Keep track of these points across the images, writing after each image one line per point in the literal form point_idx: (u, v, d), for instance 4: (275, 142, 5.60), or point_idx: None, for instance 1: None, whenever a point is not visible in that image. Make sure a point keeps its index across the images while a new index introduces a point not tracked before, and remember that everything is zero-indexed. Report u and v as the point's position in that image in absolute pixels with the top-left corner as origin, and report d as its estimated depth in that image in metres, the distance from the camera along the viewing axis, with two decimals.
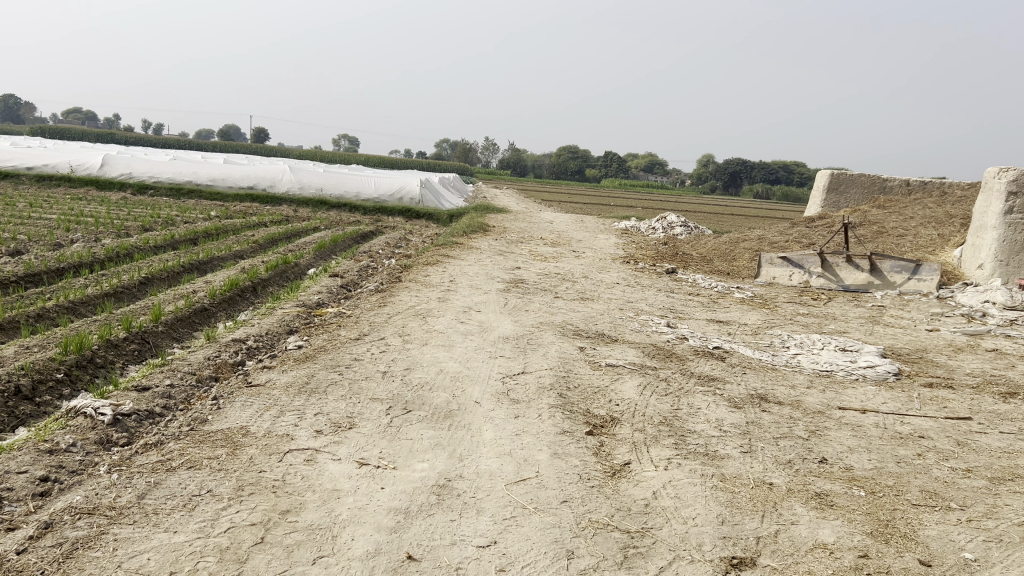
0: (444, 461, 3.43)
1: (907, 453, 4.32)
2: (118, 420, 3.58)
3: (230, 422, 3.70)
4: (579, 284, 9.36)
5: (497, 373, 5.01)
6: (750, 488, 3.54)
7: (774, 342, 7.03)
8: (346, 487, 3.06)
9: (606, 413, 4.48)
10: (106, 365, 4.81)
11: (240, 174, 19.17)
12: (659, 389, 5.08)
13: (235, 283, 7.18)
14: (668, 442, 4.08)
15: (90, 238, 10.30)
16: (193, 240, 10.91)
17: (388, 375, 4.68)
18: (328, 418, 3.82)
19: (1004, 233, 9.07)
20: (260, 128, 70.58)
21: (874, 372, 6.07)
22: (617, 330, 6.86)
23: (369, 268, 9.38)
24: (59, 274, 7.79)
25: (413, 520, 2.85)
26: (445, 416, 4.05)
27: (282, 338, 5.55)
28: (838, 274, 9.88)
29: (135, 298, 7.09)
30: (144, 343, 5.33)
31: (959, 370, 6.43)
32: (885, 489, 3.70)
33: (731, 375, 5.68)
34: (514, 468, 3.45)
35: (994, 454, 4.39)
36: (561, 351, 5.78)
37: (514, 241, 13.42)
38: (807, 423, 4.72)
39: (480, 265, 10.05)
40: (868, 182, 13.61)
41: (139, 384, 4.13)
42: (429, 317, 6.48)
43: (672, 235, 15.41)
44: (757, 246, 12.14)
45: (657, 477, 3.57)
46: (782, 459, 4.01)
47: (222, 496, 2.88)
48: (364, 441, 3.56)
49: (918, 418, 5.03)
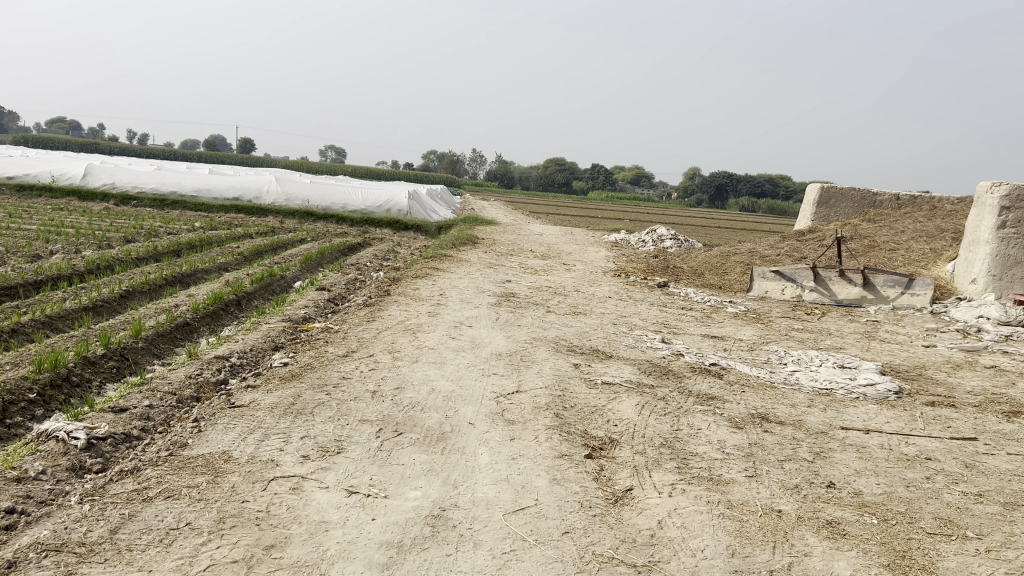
0: (439, 488, 3.26)
1: (916, 476, 4.17)
2: (92, 445, 3.38)
3: (211, 447, 3.51)
4: (571, 297, 9.22)
5: (490, 392, 4.82)
6: (758, 516, 3.38)
7: (771, 358, 6.89)
8: (335, 519, 2.88)
9: (605, 434, 4.31)
10: (82, 384, 4.61)
11: (225, 185, 18.95)
12: (658, 408, 4.92)
13: (218, 297, 6.98)
14: (670, 466, 3.92)
15: (70, 249, 10.07)
16: (176, 252, 10.70)
17: (378, 395, 4.49)
18: (315, 442, 3.64)
19: (997, 247, 8.99)
20: (247, 139, 70.85)
21: (875, 391, 5.93)
22: (611, 345, 6.70)
23: (356, 281, 9.21)
24: (36, 287, 7.58)
25: (407, 555, 2.67)
26: (439, 439, 3.87)
27: (267, 355, 5.36)
28: (832, 288, 9.76)
29: (115, 312, 6.89)
30: (124, 359, 5.13)
31: (960, 388, 6.30)
32: (897, 516, 3.55)
33: (730, 393, 5.52)
34: (512, 495, 3.28)
35: (1004, 478, 4.25)
36: (555, 368, 5.62)
37: (504, 253, 13.26)
38: (811, 444, 4.57)
39: (470, 278, 9.89)
40: (859, 196, 13.56)
41: (116, 405, 3.93)
42: (419, 333, 6.29)
43: (662, 248, 15.30)
44: (748, 260, 12.02)
45: (661, 504, 3.41)
46: (788, 484, 3.85)
47: (202, 530, 2.69)
48: (352, 467, 3.37)
49: (923, 439, 4.89)
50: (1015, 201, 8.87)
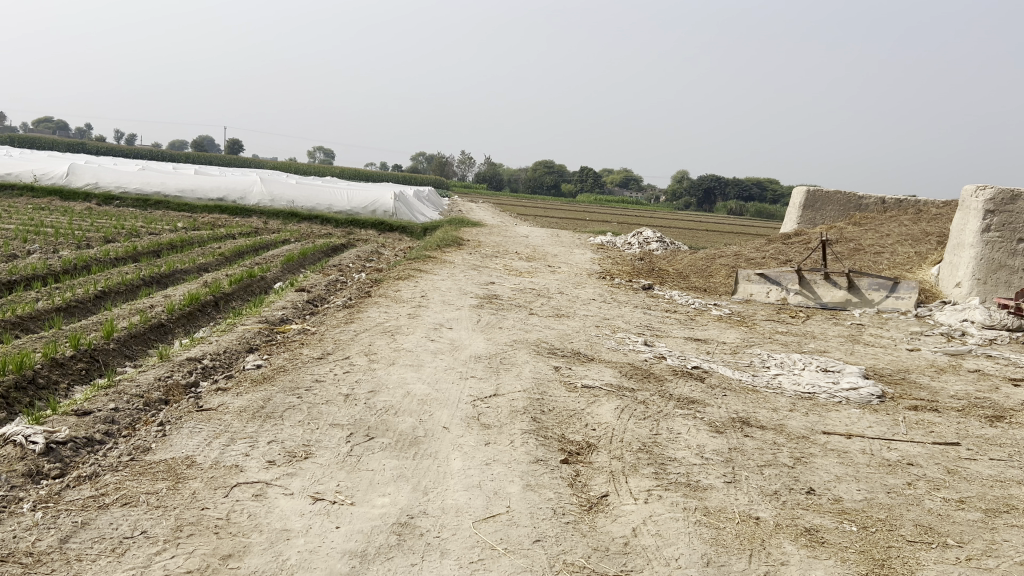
0: (408, 495, 3.17)
1: (896, 482, 4.11)
2: (51, 449, 3.28)
3: (175, 451, 3.41)
4: (554, 299, 9.15)
5: (467, 395, 4.73)
6: (735, 523, 3.31)
7: (754, 361, 6.83)
8: (297, 527, 2.79)
9: (582, 439, 4.24)
10: (49, 386, 4.49)
11: (210, 185, 18.80)
12: (637, 412, 4.85)
13: (195, 298, 6.87)
14: (648, 471, 3.85)
15: (48, 249, 9.92)
16: (156, 252, 10.57)
17: (351, 398, 4.39)
18: (283, 446, 3.54)
19: (981, 251, 8.97)
20: (234, 141, 70.80)
21: (857, 395, 5.88)
22: (593, 348, 6.62)
23: (337, 282, 9.10)
24: (10, 287, 7.44)
25: (370, 565, 2.58)
26: (411, 444, 3.78)
27: (240, 357, 5.25)
28: (816, 291, 9.72)
29: (89, 313, 6.77)
30: (93, 361, 5.02)
31: (943, 392, 6.25)
32: (877, 523, 3.49)
33: (711, 397, 5.45)
34: (484, 502, 3.19)
35: (987, 483, 4.19)
36: (535, 371, 5.54)
37: (489, 255, 13.19)
38: (791, 449, 4.51)
39: (453, 280, 9.80)
40: (844, 199, 13.54)
41: (79, 408, 3.82)
42: (398, 335, 6.20)
43: (648, 250, 15.25)
44: (733, 263, 11.98)
45: (637, 511, 3.33)
46: (768, 491, 3.78)
47: (158, 539, 2.60)
48: (319, 473, 3.28)
49: (905, 444, 4.84)
50: (999, 205, 8.87)
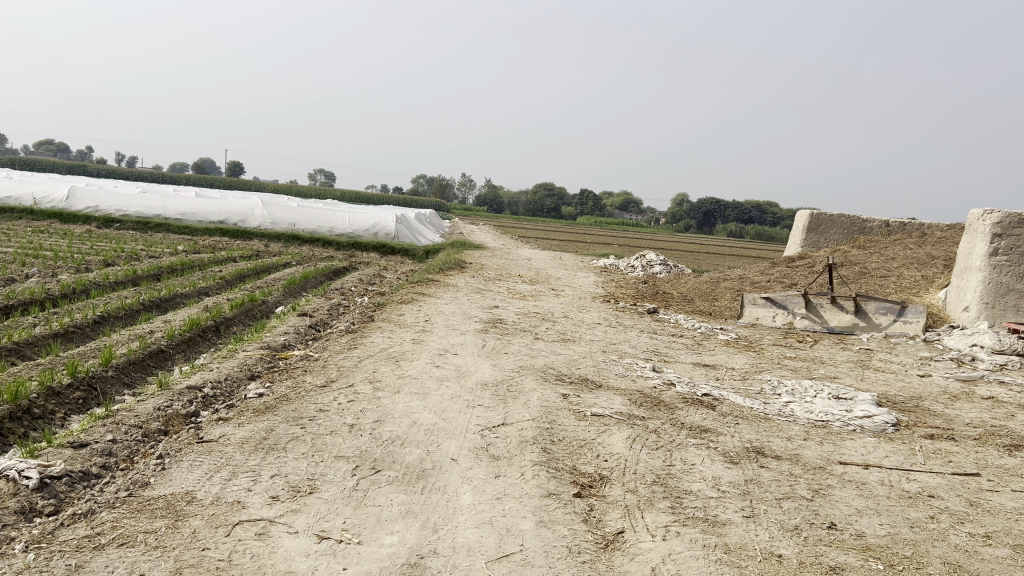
0: (417, 533, 3.04)
1: (919, 516, 3.98)
2: (46, 484, 3.15)
3: (174, 487, 3.28)
4: (559, 323, 9.04)
5: (474, 425, 4.60)
6: (758, 562, 3.18)
7: (765, 388, 6.69)
8: (303, 569, 2.66)
9: (594, 470, 4.11)
10: (45, 416, 4.37)
11: (211, 208, 18.75)
12: (650, 442, 4.72)
13: (195, 323, 6.75)
14: (664, 506, 3.71)
15: (46, 273, 9.82)
16: (156, 276, 10.48)
17: (356, 429, 4.26)
18: (286, 481, 3.42)
19: (989, 275, 8.87)
20: (236, 163, 71.41)
21: (872, 423, 5.74)
22: (601, 374, 6.51)
23: (339, 306, 9.00)
24: (7, 312, 7.35)
25: None
26: (418, 477, 3.66)
27: (242, 385, 5.13)
28: (823, 315, 9.60)
29: (87, 339, 6.66)
30: (91, 389, 4.90)
31: (959, 420, 6.11)
32: (904, 561, 3.35)
33: (724, 426, 5.31)
34: (496, 541, 3.06)
35: (1011, 517, 4.05)
36: (542, 399, 5.40)
37: (492, 278, 13.11)
38: (809, 481, 4.38)
39: (457, 304, 9.71)
40: (848, 223, 13.48)
41: (75, 440, 3.69)
42: (403, 362, 6.08)
43: (651, 273, 15.15)
44: (738, 286, 11.87)
45: (654, 549, 3.20)
46: (788, 526, 3.65)
47: None
48: (325, 509, 3.16)
49: (923, 475, 4.70)
50: (1007, 228, 8.77)
